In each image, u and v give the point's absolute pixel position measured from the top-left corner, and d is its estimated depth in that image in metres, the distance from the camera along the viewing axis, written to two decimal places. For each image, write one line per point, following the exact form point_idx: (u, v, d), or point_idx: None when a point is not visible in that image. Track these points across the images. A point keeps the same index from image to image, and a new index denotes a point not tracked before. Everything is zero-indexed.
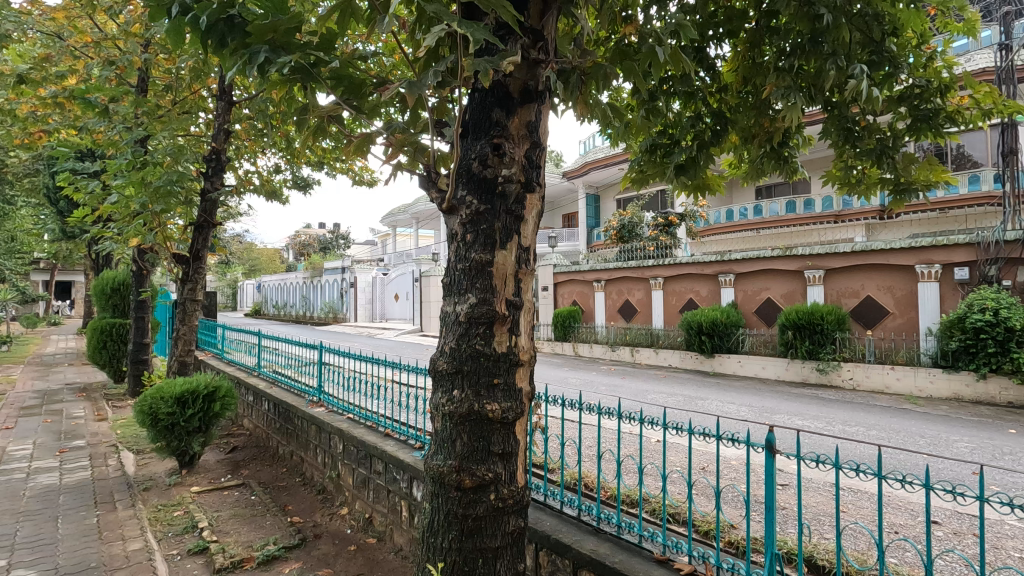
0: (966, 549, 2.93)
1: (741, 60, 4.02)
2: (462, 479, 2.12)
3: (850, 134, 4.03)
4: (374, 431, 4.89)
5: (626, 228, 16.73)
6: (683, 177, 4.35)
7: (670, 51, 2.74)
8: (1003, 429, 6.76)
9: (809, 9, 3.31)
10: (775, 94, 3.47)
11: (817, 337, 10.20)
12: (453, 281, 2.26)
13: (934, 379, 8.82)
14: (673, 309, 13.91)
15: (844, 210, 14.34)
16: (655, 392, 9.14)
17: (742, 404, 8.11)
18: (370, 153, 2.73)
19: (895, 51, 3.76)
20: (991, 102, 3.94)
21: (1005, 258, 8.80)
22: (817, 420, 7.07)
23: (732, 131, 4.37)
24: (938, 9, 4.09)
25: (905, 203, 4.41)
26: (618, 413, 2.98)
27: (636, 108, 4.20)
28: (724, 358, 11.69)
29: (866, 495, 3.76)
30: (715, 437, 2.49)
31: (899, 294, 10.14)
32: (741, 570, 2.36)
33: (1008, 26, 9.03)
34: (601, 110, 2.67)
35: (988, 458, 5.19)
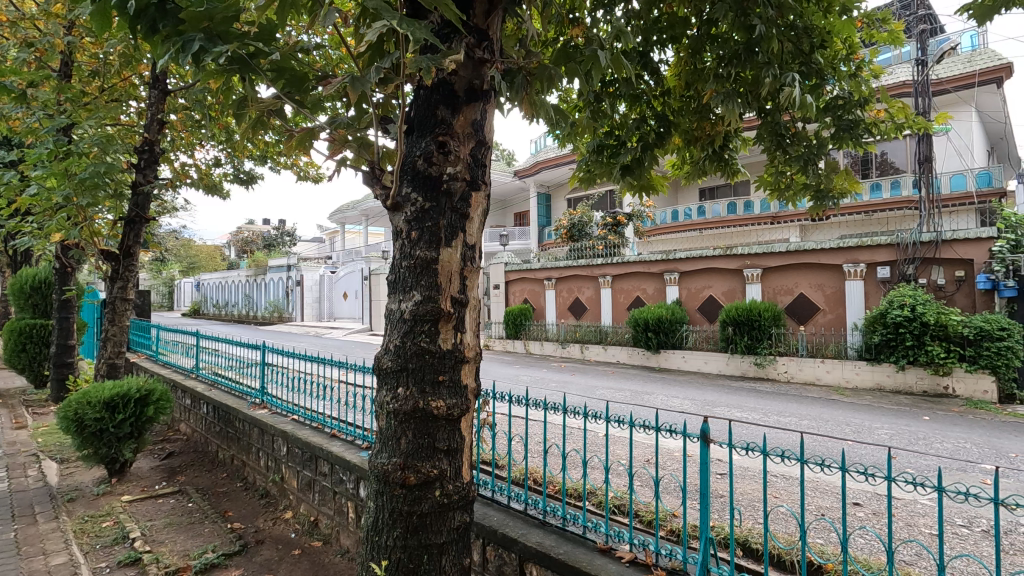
0: (882, 528, 3.16)
1: (684, 65, 4.17)
2: (407, 476, 2.11)
3: (781, 140, 4.25)
4: (320, 432, 4.78)
5: (576, 227, 16.99)
6: (629, 178, 4.48)
7: (614, 55, 2.81)
8: (918, 416, 7.31)
9: (746, 19, 3.49)
10: (715, 99, 3.63)
11: (755, 332, 10.71)
12: (398, 279, 2.25)
13: (859, 371, 9.44)
14: (621, 307, 14.26)
15: (780, 212, 15.13)
16: (603, 387, 9.35)
17: (686, 397, 8.42)
18: (313, 148, 2.69)
19: (823, 61, 4.01)
20: (904, 115, 4.31)
21: (922, 258, 9.49)
22: (754, 411, 7.43)
23: (676, 134, 4.52)
24: (864, 22, 4.40)
25: (827, 207, 4.71)
26: (562, 409, 3.04)
27: (583, 110, 4.28)
28: (669, 353, 12.10)
29: (795, 480, 3.99)
30: (654, 429, 2.58)
31: (829, 291, 10.79)
32: (678, 555, 2.47)
33: (924, 43, 9.70)
34: (546, 111, 2.71)
35: (904, 444, 5.60)
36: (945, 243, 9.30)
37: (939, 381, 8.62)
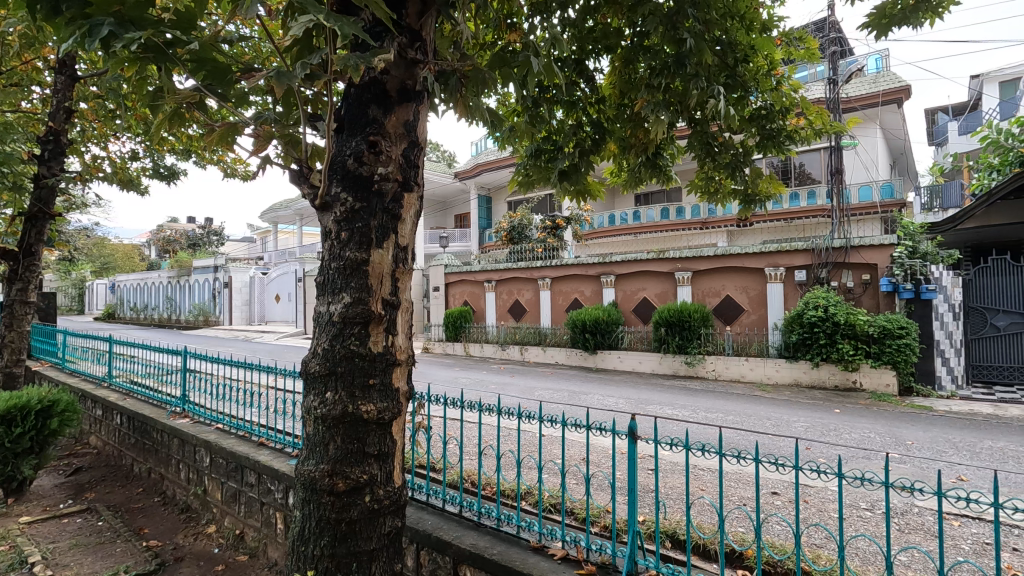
0: (794, 514, 3.38)
1: (618, 75, 4.32)
2: (335, 483, 2.06)
3: (710, 149, 4.48)
4: (247, 441, 4.57)
5: (515, 229, 17.12)
6: (566, 183, 4.54)
7: (547, 62, 2.87)
8: (830, 409, 7.88)
9: (676, 33, 3.66)
10: (648, 108, 3.77)
11: (686, 332, 11.18)
12: (327, 280, 2.20)
13: (779, 368, 10.06)
14: (559, 309, 14.51)
15: (709, 218, 15.90)
16: (542, 388, 9.46)
17: (620, 396, 8.67)
18: (237, 145, 2.58)
19: (747, 75, 4.25)
20: (822, 124, 4.62)
21: (833, 262, 10.25)
22: (683, 408, 7.77)
23: (611, 140, 4.66)
24: (783, 39, 4.73)
25: (752, 212, 4.97)
26: (496, 410, 3.06)
27: (521, 114, 4.31)
28: (605, 354, 12.43)
29: (718, 473, 4.20)
30: (584, 428, 2.65)
31: (752, 294, 11.44)
32: (608, 549, 2.54)
33: (834, 63, 10.47)
34: (481, 115, 2.73)
35: (817, 436, 6.01)
36: (854, 249, 10.05)
37: (848, 376, 9.32)
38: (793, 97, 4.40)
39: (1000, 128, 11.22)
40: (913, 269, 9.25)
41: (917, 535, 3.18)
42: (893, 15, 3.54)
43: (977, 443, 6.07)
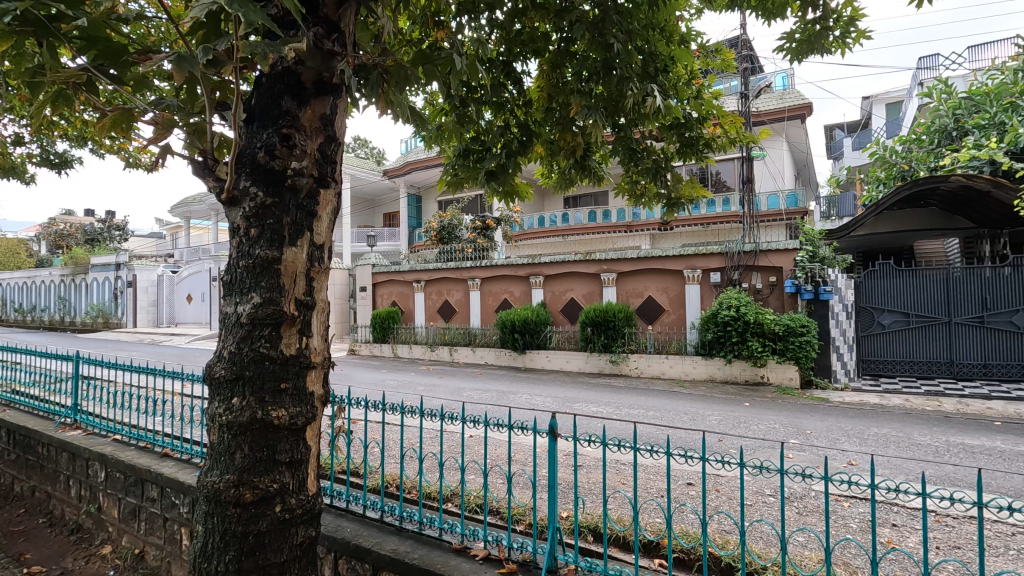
0: (706, 504, 3.57)
1: (547, 79, 4.37)
2: (242, 493, 1.95)
3: (633, 154, 4.65)
4: (149, 452, 4.22)
5: (445, 229, 16.97)
6: (494, 183, 4.52)
7: (471, 62, 2.86)
8: (741, 403, 8.40)
9: (602, 39, 3.76)
10: (580, 113, 3.83)
11: (610, 331, 11.55)
12: (235, 280, 2.07)
13: (696, 365, 10.62)
14: (489, 309, 14.56)
15: (634, 221, 16.52)
16: (470, 389, 9.43)
17: (548, 395, 8.81)
18: (133, 131, 2.39)
19: (669, 84, 4.43)
20: (736, 132, 4.88)
21: (744, 265, 10.94)
22: (607, 405, 8.01)
23: (539, 143, 4.71)
24: (701, 51, 4.98)
25: (675, 215, 5.18)
26: (418, 412, 3.01)
27: (450, 113, 4.24)
28: (534, 353, 12.60)
29: (639, 467, 4.35)
30: (507, 427, 2.67)
31: (672, 294, 12.01)
32: (529, 547, 2.57)
33: (746, 79, 11.15)
34: (404, 112, 2.67)
35: (728, 428, 6.40)
36: (762, 253, 10.78)
37: (757, 371, 9.98)
38: (710, 106, 4.66)
39: (886, 145, 12.43)
40: (813, 273, 10.05)
41: (812, 517, 3.45)
42: (798, 40, 3.84)
43: (866, 430, 6.69)
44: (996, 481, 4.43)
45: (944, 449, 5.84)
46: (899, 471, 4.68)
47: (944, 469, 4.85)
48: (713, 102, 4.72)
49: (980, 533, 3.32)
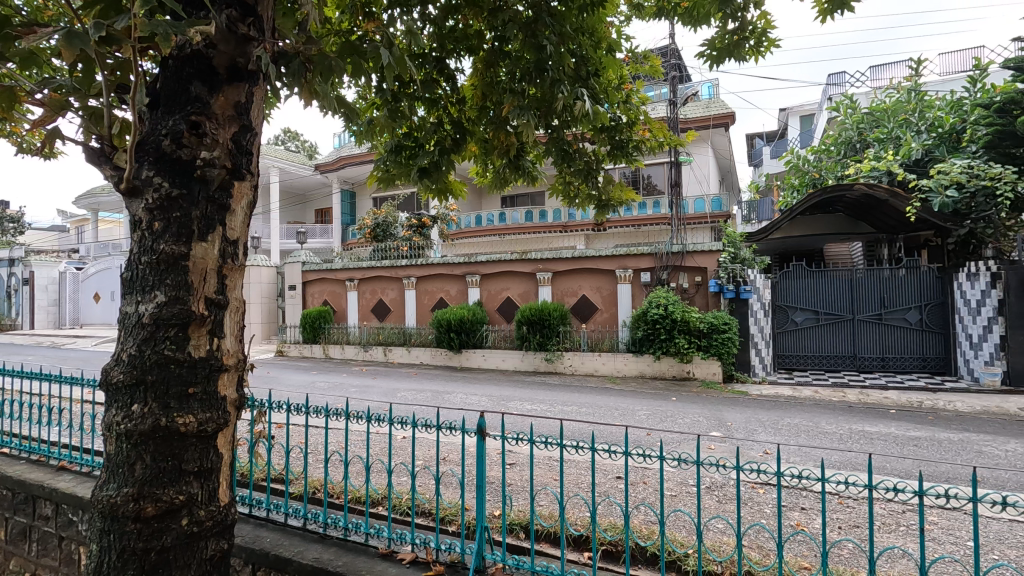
0: (633, 497, 3.69)
1: (480, 77, 4.33)
2: (142, 508, 1.81)
3: (566, 154, 4.73)
4: (42, 466, 3.84)
5: (380, 227, 16.59)
6: (426, 181, 4.40)
7: (400, 56, 2.80)
8: (668, 398, 8.76)
9: (535, 41, 3.79)
10: (513, 112, 3.81)
11: (545, 330, 11.70)
12: (136, 277, 1.93)
13: (627, 361, 10.97)
14: (424, 308, 14.39)
15: (570, 222, 16.85)
16: (404, 389, 9.26)
17: (483, 394, 8.81)
18: (16, 109, 2.15)
19: (599, 86, 4.52)
20: (662, 136, 5.06)
21: (673, 265, 11.40)
22: (542, 403, 8.12)
23: (473, 141, 4.67)
24: (630, 57, 5.15)
25: (606, 215, 5.30)
26: (343, 414, 2.92)
27: (380, 107, 4.11)
28: (470, 353, 12.57)
29: (571, 463, 4.43)
30: (435, 427, 2.64)
31: (605, 293, 12.34)
32: (457, 548, 2.55)
33: (674, 86, 11.57)
34: (330, 105, 2.58)
35: (655, 423, 6.65)
36: (688, 254, 11.28)
37: (683, 367, 10.44)
38: (637, 111, 4.84)
39: (799, 154, 13.34)
40: (734, 273, 10.62)
41: (730, 504, 3.64)
42: (720, 49, 4.04)
43: (780, 421, 7.15)
44: (890, 464, 4.85)
45: (847, 436, 6.33)
46: (808, 458, 5.02)
47: (847, 455, 5.25)
48: (640, 108, 4.91)
49: (876, 512, 3.62)
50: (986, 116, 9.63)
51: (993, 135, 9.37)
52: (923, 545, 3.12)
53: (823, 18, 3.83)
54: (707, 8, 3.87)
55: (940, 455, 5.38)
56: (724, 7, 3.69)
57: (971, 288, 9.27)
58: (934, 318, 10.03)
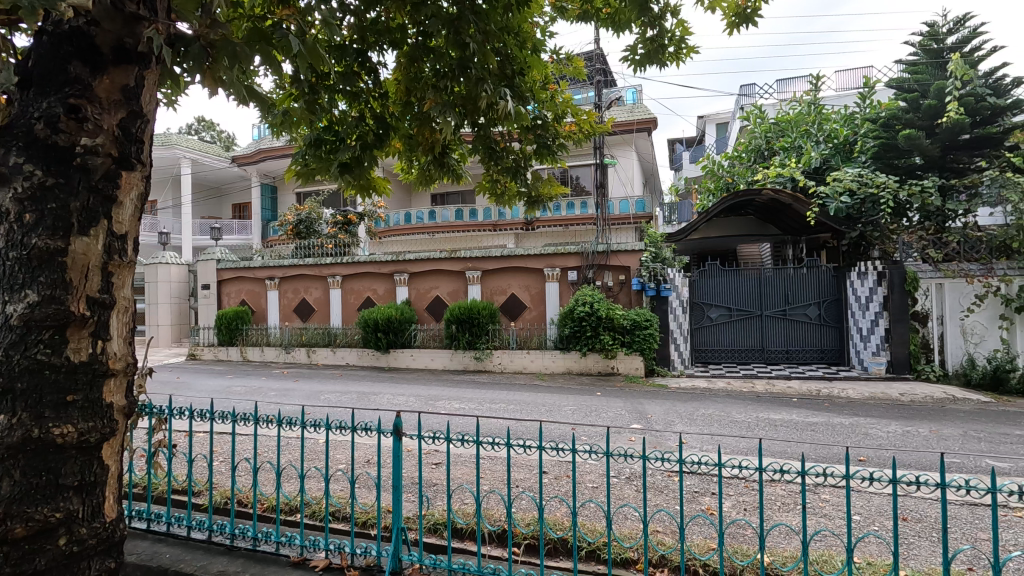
0: (556, 490, 3.76)
1: (404, 72, 4.23)
2: (8, 530, 1.64)
3: (492, 152, 4.74)
4: None
5: (302, 223, 15.93)
6: (347, 176, 4.25)
7: (313, 48, 2.70)
8: (593, 393, 9.02)
9: (458, 37, 3.75)
10: (436, 109, 3.76)
11: (475, 329, 11.71)
12: (2, 274, 1.75)
13: (555, 359, 11.19)
14: (351, 308, 14.00)
15: (500, 221, 16.97)
16: (328, 391, 8.94)
17: (410, 394, 8.67)
18: None
19: (524, 85, 4.51)
20: (588, 129, 5.21)
21: (598, 264, 11.73)
22: (469, 401, 8.13)
23: (396, 136, 4.56)
24: (555, 59, 5.24)
25: (535, 212, 5.35)
26: (252, 419, 2.80)
27: (297, 99, 3.85)
28: (398, 352, 12.35)
29: (498, 459, 4.46)
30: (349, 429, 2.60)
31: (533, 291, 12.54)
32: (373, 551, 2.50)
33: (599, 90, 11.84)
34: (236, 91, 2.48)
35: (579, 418, 6.83)
36: (613, 253, 11.65)
37: (608, 363, 10.79)
38: (563, 108, 4.94)
39: (714, 160, 14.14)
40: (655, 272, 11.12)
41: (649, 493, 3.80)
42: (640, 54, 4.18)
43: (696, 411, 7.56)
44: (793, 448, 5.25)
45: (754, 424, 6.78)
46: (723, 446, 5.33)
47: (756, 441, 5.63)
48: (566, 105, 5.01)
49: (775, 492, 3.92)
50: (874, 130, 10.66)
51: (879, 147, 10.38)
52: (813, 520, 3.41)
53: (731, 30, 4.08)
54: (627, 13, 4.00)
55: (834, 439, 5.89)
56: (643, 13, 3.84)
57: (861, 285, 10.22)
58: (831, 313, 10.97)
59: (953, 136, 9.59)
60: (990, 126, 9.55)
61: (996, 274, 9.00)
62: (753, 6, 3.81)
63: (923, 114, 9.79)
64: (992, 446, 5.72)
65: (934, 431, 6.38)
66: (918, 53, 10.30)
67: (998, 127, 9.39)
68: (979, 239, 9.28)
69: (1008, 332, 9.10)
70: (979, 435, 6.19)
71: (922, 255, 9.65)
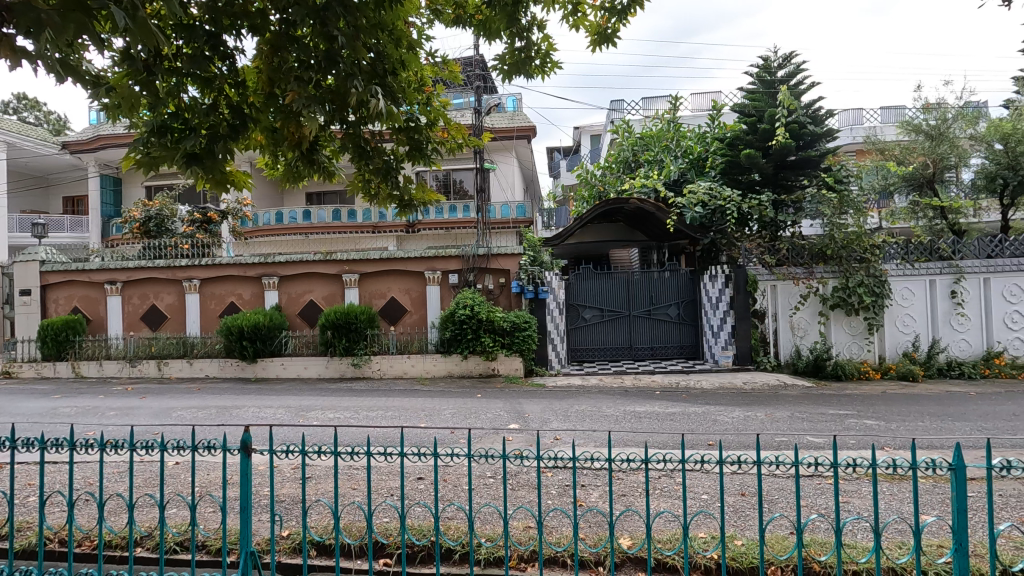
0: (429, 496, 3.72)
1: (265, 61, 3.80)
2: None
3: (364, 152, 4.56)
4: None
5: (152, 220, 14.22)
6: (196, 168, 3.54)
7: (140, 19, 2.37)
8: (473, 395, 9.09)
9: (325, 29, 3.55)
10: (297, 101, 3.50)
11: (352, 334, 11.24)
12: None
13: (436, 363, 11.11)
14: (211, 315, 12.78)
15: (380, 223, 16.49)
16: (182, 407, 8.06)
17: (279, 406, 8.09)
18: None
19: (397, 87, 4.42)
20: (462, 137, 5.22)
21: (479, 267, 11.87)
22: (345, 410, 7.79)
23: (257, 128, 4.10)
24: (430, 61, 5.20)
25: (409, 216, 5.22)
26: (66, 443, 2.46)
27: (129, 78, 3.21)
28: (267, 362, 11.49)
29: (372, 469, 4.31)
30: (189, 448, 2.42)
31: (414, 295, 12.35)
32: None
33: (479, 96, 11.88)
34: (52, 66, 2.18)
35: (459, 421, 6.84)
36: (493, 257, 11.84)
37: (489, 364, 10.94)
38: (437, 113, 4.92)
39: (588, 169, 14.94)
40: (533, 275, 11.53)
41: (523, 491, 3.90)
42: (508, 64, 4.28)
43: (570, 408, 7.93)
44: (655, 437, 5.69)
45: (622, 417, 7.25)
46: (591, 439, 5.64)
47: (623, 433, 6.01)
48: (440, 110, 5.01)
49: (635, 479, 4.22)
50: (721, 148, 11.94)
51: (726, 163, 11.66)
52: (669, 503, 3.72)
53: (594, 49, 4.32)
54: (496, 22, 4.07)
55: (688, 427, 6.50)
56: (511, 23, 3.95)
57: (712, 286, 11.42)
58: (687, 312, 12.08)
59: (782, 157, 11.03)
60: (811, 150, 11.10)
61: (815, 277, 10.58)
62: (612, 27, 4.08)
63: (759, 136, 11.14)
64: (811, 425, 6.67)
65: (768, 414, 7.28)
66: (756, 82, 11.73)
67: (815, 152, 11.00)
68: (803, 247, 10.75)
69: (825, 326, 10.66)
70: (803, 415, 7.17)
71: (760, 260, 10.94)
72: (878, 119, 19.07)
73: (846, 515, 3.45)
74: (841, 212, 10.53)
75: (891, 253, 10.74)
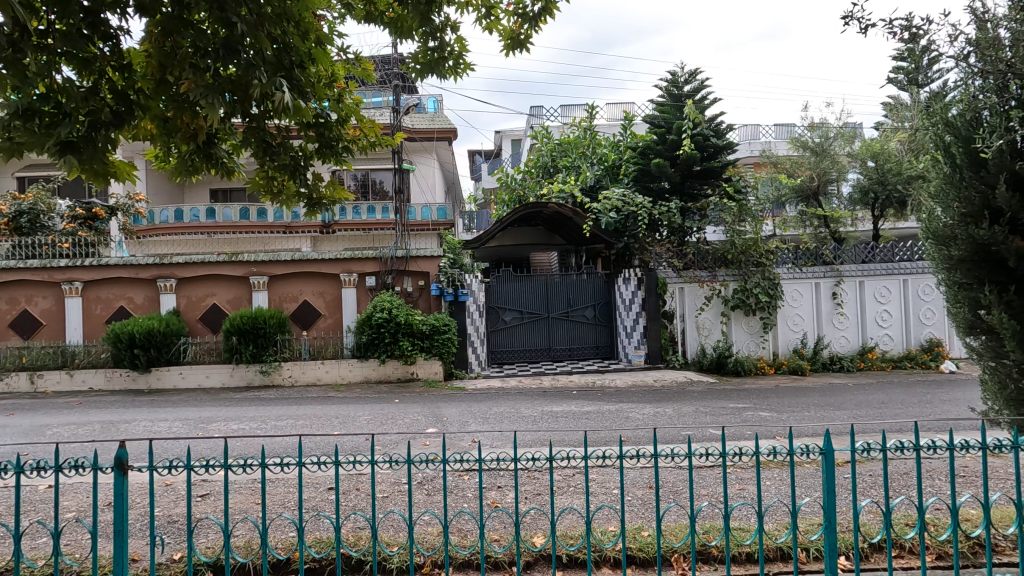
0: (337, 507, 3.58)
1: (155, 43, 3.44)
2: None
3: (268, 148, 4.28)
4: None
5: (24, 216, 12.67)
6: (70, 158, 3.15)
7: None
8: (390, 401, 8.87)
9: (223, 15, 3.30)
10: (195, 91, 3.20)
11: (260, 340, 10.63)
12: None
13: (352, 368, 10.74)
14: (96, 320, 11.61)
15: (292, 223, 15.77)
16: (59, 424, 7.22)
17: (176, 419, 7.47)
18: None
19: (304, 80, 4.19)
20: (374, 135, 5.07)
21: (398, 269, 11.66)
22: (251, 420, 7.34)
23: (145, 117, 3.69)
24: (341, 58, 5.03)
25: (318, 216, 5.00)
26: None
27: None
28: (163, 371, 10.57)
29: (276, 481, 4.09)
30: (53, 469, 2.23)
31: (328, 298, 11.87)
32: None
33: (397, 95, 11.60)
34: None
35: (374, 428, 6.64)
36: (412, 259, 11.67)
37: (408, 368, 10.72)
38: (348, 111, 4.74)
39: (508, 173, 15.09)
40: (453, 277, 11.46)
41: (436, 496, 3.86)
42: (420, 64, 4.22)
43: (489, 410, 7.95)
44: (568, 437, 5.83)
45: (540, 418, 7.36)
46: (507, 441, 5.69)
47: (538, 433, 6.11)
48: (352, 108, 4.82)
49: (547, 478, 4.30)
50: (634, 157, 12.50)
51: (638, 171, 12.20)
52: (578, 499, 3.82)
53: (507, 53, 4.36)
54: (409, 21, 4.01)
55: (601, 424, 6.72)
56: (423, 22, 3.90)
57: (625, 289, 11.92)
58: (603, 314, 12.48)
59: (688, 167, 11.73)
60: (713, 161, 11.87)
61: (718, 279, 11.28)
62: (524, 33, 4.14)
63: (668, 146, 11.78)
64: (713, 418, 7.13)
65: (676, 410, 7.69)
66: (665, 95, 12.38)
67: (718, 163, 11.77)
68: (708, 252, 11.43)
69: (727, 326, 11.40)
70: (706, 410, 7.64)
71: (669, 264, 11.54)
72: (772, 134, 20.78)
73: (737, 501, 3.71)
74: (740, 220, 11.36)
75: (783, 258, 11.71)
